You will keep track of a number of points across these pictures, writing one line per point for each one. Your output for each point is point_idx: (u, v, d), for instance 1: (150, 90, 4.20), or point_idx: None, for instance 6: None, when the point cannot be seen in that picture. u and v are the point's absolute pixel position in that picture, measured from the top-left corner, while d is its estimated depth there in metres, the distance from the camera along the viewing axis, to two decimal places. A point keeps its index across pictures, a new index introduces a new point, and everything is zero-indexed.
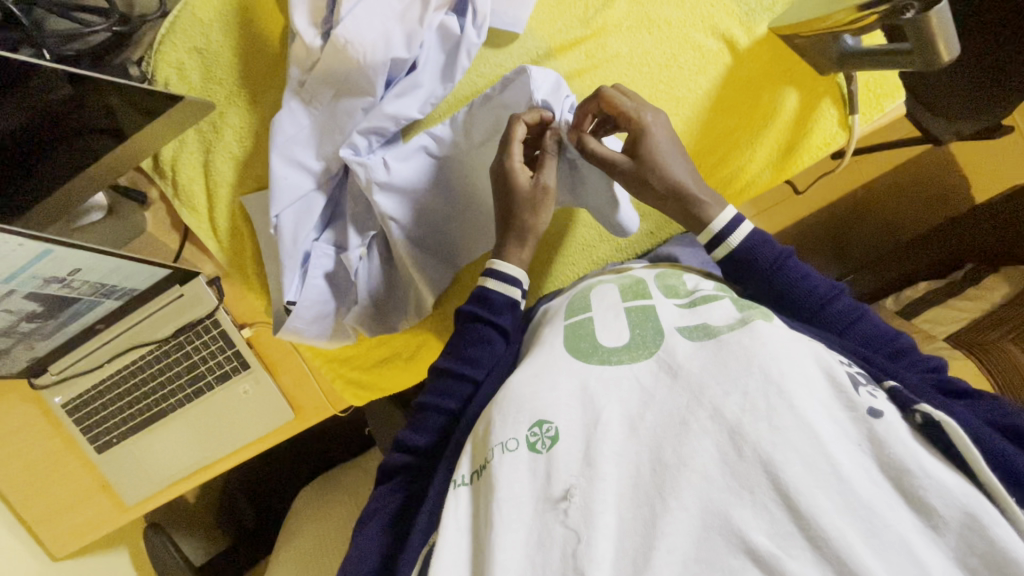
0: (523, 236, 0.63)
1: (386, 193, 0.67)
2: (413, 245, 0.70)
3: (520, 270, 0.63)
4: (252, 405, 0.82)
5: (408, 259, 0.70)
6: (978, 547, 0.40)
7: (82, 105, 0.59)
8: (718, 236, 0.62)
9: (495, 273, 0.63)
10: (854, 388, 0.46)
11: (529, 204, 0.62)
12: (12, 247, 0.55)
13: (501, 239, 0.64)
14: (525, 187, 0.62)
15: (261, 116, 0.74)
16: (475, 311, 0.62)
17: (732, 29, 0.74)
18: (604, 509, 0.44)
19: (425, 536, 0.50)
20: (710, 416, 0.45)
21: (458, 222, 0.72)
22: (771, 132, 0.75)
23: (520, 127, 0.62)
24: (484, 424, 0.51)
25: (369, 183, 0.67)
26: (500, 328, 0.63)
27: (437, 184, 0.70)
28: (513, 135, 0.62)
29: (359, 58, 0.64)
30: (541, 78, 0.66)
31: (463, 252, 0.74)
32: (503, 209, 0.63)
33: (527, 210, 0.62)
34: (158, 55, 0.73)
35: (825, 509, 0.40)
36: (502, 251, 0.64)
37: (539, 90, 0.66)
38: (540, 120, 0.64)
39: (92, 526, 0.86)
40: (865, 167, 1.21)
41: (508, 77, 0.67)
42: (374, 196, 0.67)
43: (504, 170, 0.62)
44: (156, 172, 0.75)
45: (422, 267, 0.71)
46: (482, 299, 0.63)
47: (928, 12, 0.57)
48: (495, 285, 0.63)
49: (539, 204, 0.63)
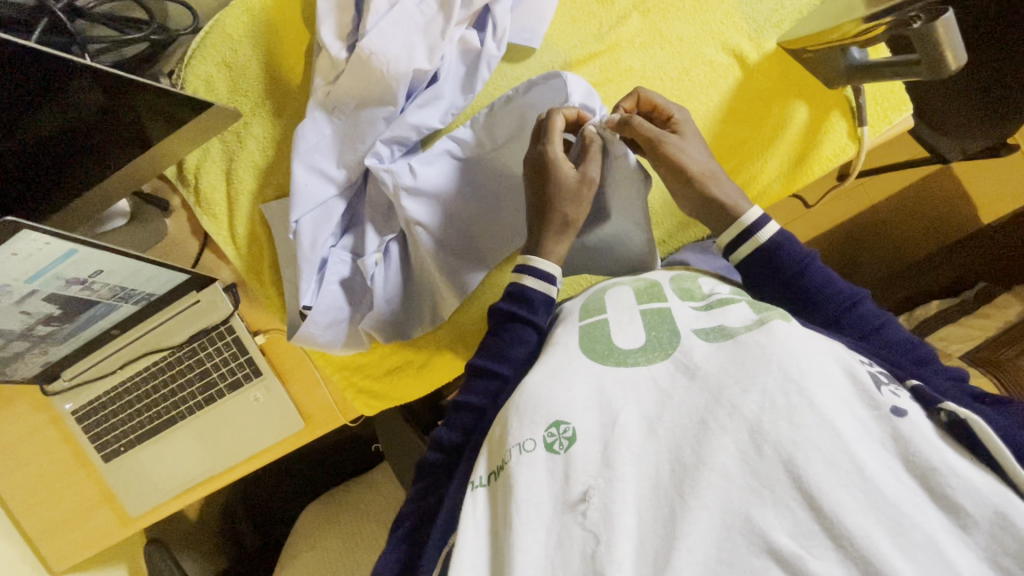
0: (562, 228, 0.64)
1: (413, 197, 0.70)
2: (438, 245, 0.72)
3: (553, 265, 0.63)
4: (264, 414, 0.80)
5: (432, 259, 0.72)
6: (1011, 547, 0.38)
7: (114, 113, 0.60)
8: (749, 230, 0.63)
9: (534, 271, 0.62)
10: (877, 387, 0.45)
11: (569, 196, 0.63)
12: (39, 246, 0.55)
13: (541, 231, 0.64)
14: (568, 178, 0.63)
15: (285, 126, 0.77)
16: (511, 310, 0.62)
17: (741, 45, 0.76)
18: (624, 509, 0.43)
19: (442, 539, 0.49)
20: (729, 414, 0.44)
21: (485, 220, 0.74)
22: (782, 144, 0.77)
23: (559, 118, 0.64)
24: (499, 425, 0.51)
25: (396, 189, 0.70)
26: (536, 326, 0.62)
27: (462, 185, 0.73)
28: (554, 127, 0.64)
29: (383, 69, 0.67)
30: (576, 84, 0.69)
31: (491, 251, 0.75)
32: (544, 199, 0.63)
33: (567, 201, 0.63)
34: (188, 69, 0.76)
35: (850, 508, 0.40)
36: (539, 247, 0.64)
37: (575, 94, 0.69)
38: (578, 117, 0.66)
39: (93, 541, 0.83)
40: (873, 187, 1.23)
41: (534, 81, 0.71)
42: (401, 200, 0.70)
43: (548, 159, 0.63)
44: (179, 181, 0.77)
45: (444, 266, 0.73)
46: (519, 298, 0.62)
47: (935, 23, 0.60)
48: (536, 284, 0.62)
49: (582, 195, 0.64)
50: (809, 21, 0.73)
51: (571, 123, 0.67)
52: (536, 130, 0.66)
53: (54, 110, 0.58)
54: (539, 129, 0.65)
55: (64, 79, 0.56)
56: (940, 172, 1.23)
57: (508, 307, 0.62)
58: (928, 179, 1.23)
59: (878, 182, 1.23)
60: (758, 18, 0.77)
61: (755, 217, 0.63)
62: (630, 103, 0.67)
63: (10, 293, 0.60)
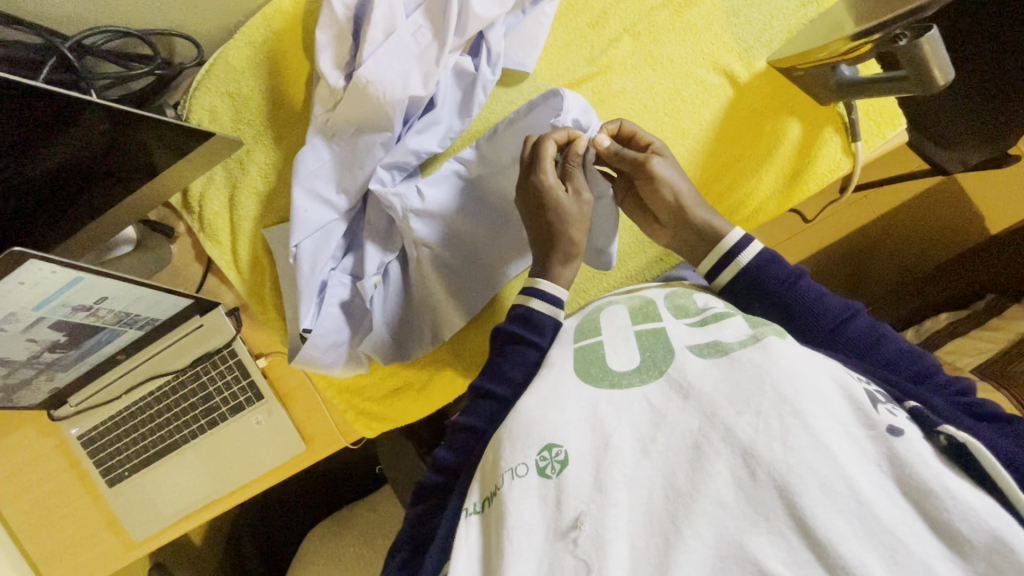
0: (569, 255, 0.64)
1: (422, 220, 0.72)
2: (439, 265, 0.73)
3: (561, 289, 0.63)
4: (266, 437, 0.80)
5: (438, 281, 0.74)
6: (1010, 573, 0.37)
7: (120, 145, 0.62)
8: (730, 252, 0.63)
9: (541, 294, 0.63)
10: (873, 406, 0.45)
11: (575, 221, 0.64)
12: (46, 274, 0.56)
13: (546, 257, 0.64)
14: (568, 203, 0.64)
15: (285, 152, 0.79)
16: (511, 331, 0.62)
17: (732, 64, 0.77)
18: (617, 537, 0.42)
19: (437, 563, 0.49)
20: (723, 438, 0.43)
21: (488, 242, 0.75)
22: (776, 161, 0.77)
23: (550, 145, 0.64)
24: (493, 451, 0.50)
25: (405, 212, 0.71)
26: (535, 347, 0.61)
27: (467, 205, 0.74)
28: (545, 153, 0.64)
29: (379, 97, 0.69)
30: (571, 101, 0.70)
31: (496, 272, 0.76)
32: (549, 229, 0.64)
33: (574, 226, 0.64)
34: (193, 100, 0.78)
35: (844, 534, 0.39)
36: (546, 270, 0.64)
37: (571, 111, 0.70)
38: (567, 138, 0.66)
39: (97, 566, 0.82)
40: (880, 198, 1.21)
41: (535, 101, 0.72)
42: (411, 223, 0.71)
43: (550, 190, 0.64)
44: (185, 208, 0.79)
45: (456, 289, 0.75)
46: (526, 320, 0.62)
47: (919, 39, 0.61)
48: (543, 306, 0.62)
49: (585, 219, 0.65)
50: (799, 40, 0.74)
51: (562, 145, 0.67)
52: (528, 157, 0.66)
53: (65, 141, 0.60)
54: (530, 156, 0.65)
55: (73, 112, 0.57)
56: (942, 183, 1.21)
57: (516, 330, 0.62)
58: (930, 190, 1.22)
59: (880, 194, 1.21)
60: (748, 38, 0.78)
61: (734, 239, 0.64)
62: (611, 130, 0.68)
63: (17, 321, 0.61)
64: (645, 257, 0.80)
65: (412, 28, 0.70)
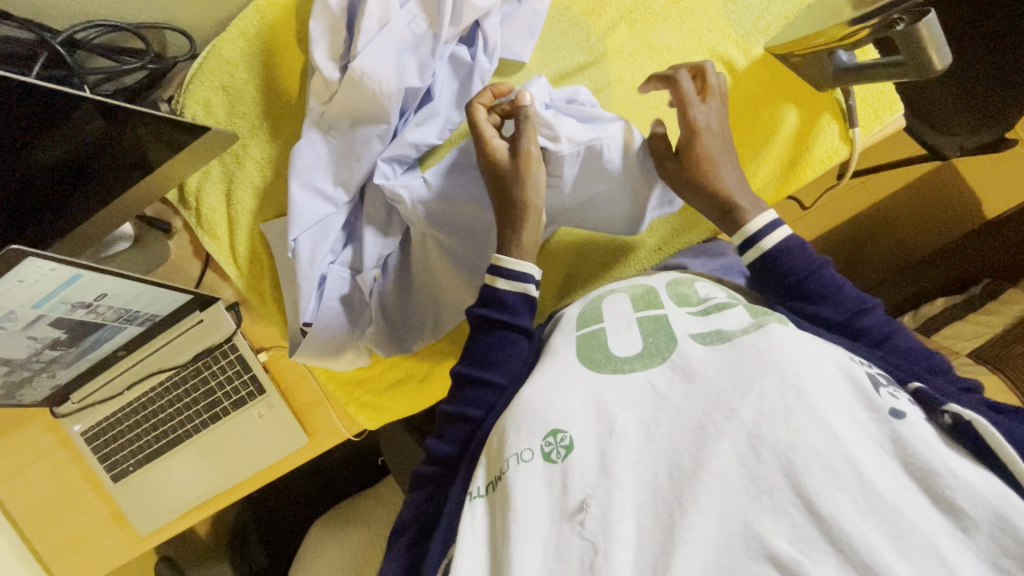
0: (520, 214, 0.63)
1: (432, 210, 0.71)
2: (447, 251, 0.73)
3: (528, 265, 0.62)
4: (269, 431, 0.80)
5: (441, 264, 0.74)
6: (1013, 549, 0.38)
7: (115, 141, 0.62)
8: (752, 238, 0.63)
9: (503, 273, 0.62)
10: (876, 389, 0.45)
11: (515, 178, 0.63)
12: (45, 271, 0.56)
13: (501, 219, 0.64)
14: (505, 162, 0.64)
15: (281, 145, 0.79)
16: (496, 317, 0.61)
17: (729, 51, 0.77)
18: (622, 518, 0.43)
19: (443, 548, 0.50)
20: (727, 420, 0.44)
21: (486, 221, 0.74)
22: (774, 148, 0.77)
23: (479, 109, 0.64)
24: (497, 436, 0.51)
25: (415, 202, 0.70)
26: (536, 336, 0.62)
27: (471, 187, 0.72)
28: (476, 118, 0.65)
29: (375, 89, 0.68)
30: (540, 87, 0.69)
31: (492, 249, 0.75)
32: (495, 191, 0.64)
33: (516, 184, 0.63)
34: (187, 94, 0.78)
35: (848, 513, 0.39)
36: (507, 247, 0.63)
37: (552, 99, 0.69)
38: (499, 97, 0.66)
39: (103, 560, 0.83)
40: (880, 182, 1.21)
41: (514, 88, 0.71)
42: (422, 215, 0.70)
43: (487, 153, 0.64)
44: (181, 203, 0.79)
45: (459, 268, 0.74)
46: (493, 301, 0.62)
47: (917, 23, 0.61)
48: (507, 286, 0.62)
49: (531, 173, 0.63)
50: (794, 26, 0.74)
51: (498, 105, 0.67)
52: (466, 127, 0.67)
53: (59, 138, 0.59)
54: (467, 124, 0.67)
55: (67, 107, 0.57)
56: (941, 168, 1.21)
57: (486, 313, 0.62)
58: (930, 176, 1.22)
59: (880, 179, 1.21)
60: (745, 24, 0.77)
61: (759, 225, 0.62)
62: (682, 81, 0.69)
63: (17, 319, 0.61)
64: (643, 246, 0.80)
65: (406, 18, 0.70)
